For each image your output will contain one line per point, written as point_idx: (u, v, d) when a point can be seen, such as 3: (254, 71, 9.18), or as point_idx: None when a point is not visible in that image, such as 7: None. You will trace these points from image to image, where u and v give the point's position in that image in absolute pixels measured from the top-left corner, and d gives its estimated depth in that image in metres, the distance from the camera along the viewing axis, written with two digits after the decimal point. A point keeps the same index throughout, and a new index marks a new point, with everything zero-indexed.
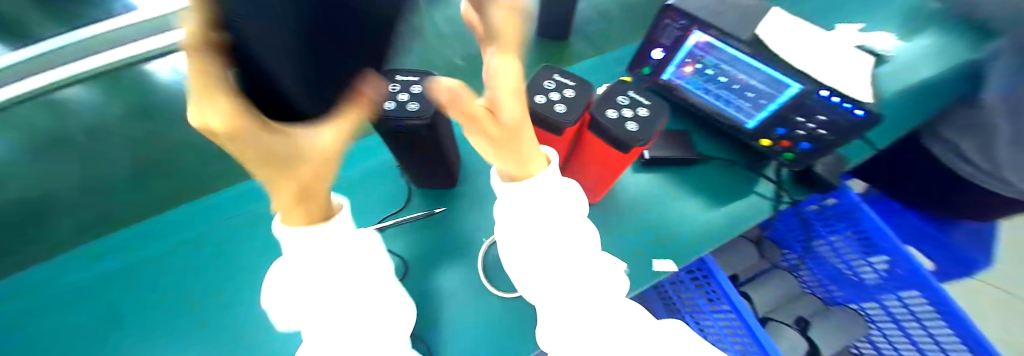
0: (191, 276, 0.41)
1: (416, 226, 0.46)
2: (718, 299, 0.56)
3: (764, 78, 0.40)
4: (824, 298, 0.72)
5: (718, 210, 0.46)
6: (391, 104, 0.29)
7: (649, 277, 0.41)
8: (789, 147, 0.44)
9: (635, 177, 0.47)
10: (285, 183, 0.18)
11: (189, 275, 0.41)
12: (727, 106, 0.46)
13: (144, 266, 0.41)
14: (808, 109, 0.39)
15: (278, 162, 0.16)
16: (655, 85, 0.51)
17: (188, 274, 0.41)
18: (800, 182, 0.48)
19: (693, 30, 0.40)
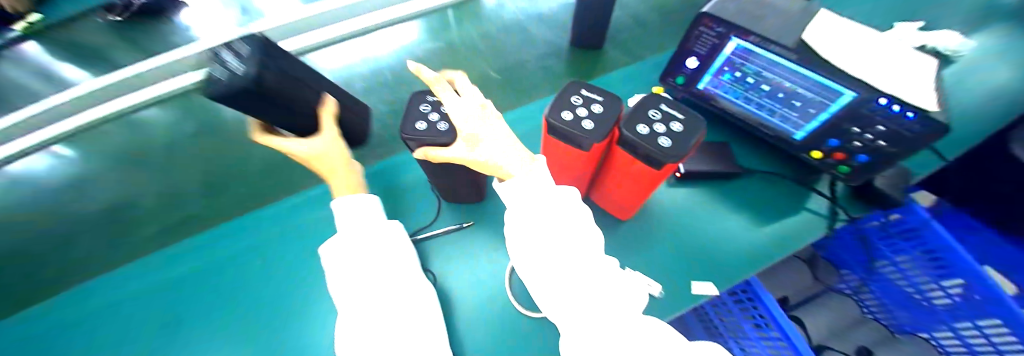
0: (242, 277, 0.46)
1: (445, 242, 0.46)
2: (766, 325, 0.52)
3: (812, 85, 0.37)
4: (890, 325, 0.64)
5: (764, 227, 0.43)
6: (421, 125, 0.29)
7: (686, 300, 0.38)
8: (843, 159, 0.41)
9: (669, 192, 0.45)
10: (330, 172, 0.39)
11: (241, 276, 0.46)
12: (772, 116, 0.43)
13: (204, 266, 0.46)
14: (865, 118, 0.35)
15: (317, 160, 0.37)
16: (691, 95, 0.49)
17: (239, 275, 0.46)
18: (858, 198, 0.44)
19: (731, 38, 0.38)
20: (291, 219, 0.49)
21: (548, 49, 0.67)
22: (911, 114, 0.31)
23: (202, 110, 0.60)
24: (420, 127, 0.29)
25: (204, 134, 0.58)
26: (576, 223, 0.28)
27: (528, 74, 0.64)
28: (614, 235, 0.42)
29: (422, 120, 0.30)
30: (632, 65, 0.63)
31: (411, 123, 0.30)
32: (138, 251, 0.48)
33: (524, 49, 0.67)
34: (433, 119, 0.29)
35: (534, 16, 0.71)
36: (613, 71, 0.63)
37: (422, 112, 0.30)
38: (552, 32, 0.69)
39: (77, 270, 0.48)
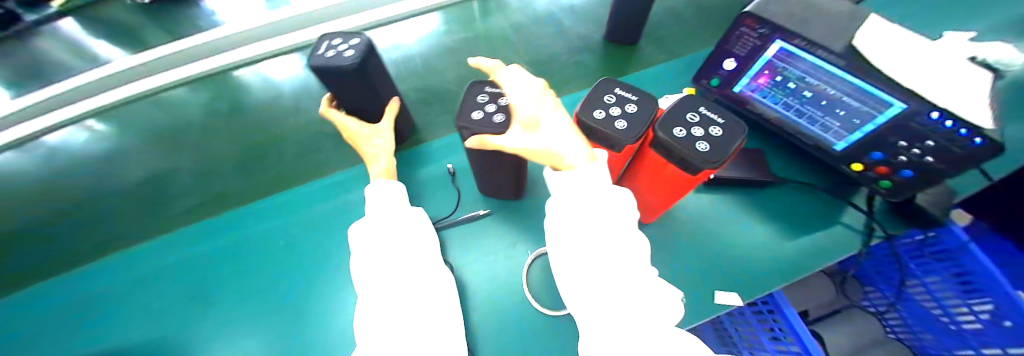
0: (259, 251, 0.46)
1: (467, 235, 0.46)
2: (785, 338, 0.50)
3: (859, 93, 0.35)
4: (913, 346, 0.60)
5: (796, 239, 0.41)
6: (478, 114, 0.30)
7: (710, 309, 0.37)
8: (886, 174, 0.39)
9: (696, 198, 0.44)
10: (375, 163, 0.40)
11: (258, 251, 0.46)
12: (812, 124, 0.42)
13: (226, 240, 0.47)
14: (914, 132, 0.33)
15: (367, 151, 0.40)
16: (725, 98, 0.47)
17: (257, 250, 0.46)
18: (897, 216, 0.42)
19: (775, 40, 0.36)
20: (311, 204, 0.49)
21: (581, 43, 0.66)
22: (964, 131, 0.30)
23: (240, 89, 0.61)
24: (477, 117, 0.29)
25: (240, 113, 0.59)
26: (607, 224, 0.27)
27: (560, 68, 0.63)
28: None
29: (478, 109, 0.30)
30: (668, 62, 0.61)
31: (468, 112, 0.30)
32: (174, 222, 0.50)
33: (557, 43, 0.66)
34: (489, 108, 0.30)
35: (569, 9, 0.70)
36: (645, 68, 0.62)
37: (479, 101, 0.30)
38: (586, 26, 0.68)
39: (118, 236, 0.50)
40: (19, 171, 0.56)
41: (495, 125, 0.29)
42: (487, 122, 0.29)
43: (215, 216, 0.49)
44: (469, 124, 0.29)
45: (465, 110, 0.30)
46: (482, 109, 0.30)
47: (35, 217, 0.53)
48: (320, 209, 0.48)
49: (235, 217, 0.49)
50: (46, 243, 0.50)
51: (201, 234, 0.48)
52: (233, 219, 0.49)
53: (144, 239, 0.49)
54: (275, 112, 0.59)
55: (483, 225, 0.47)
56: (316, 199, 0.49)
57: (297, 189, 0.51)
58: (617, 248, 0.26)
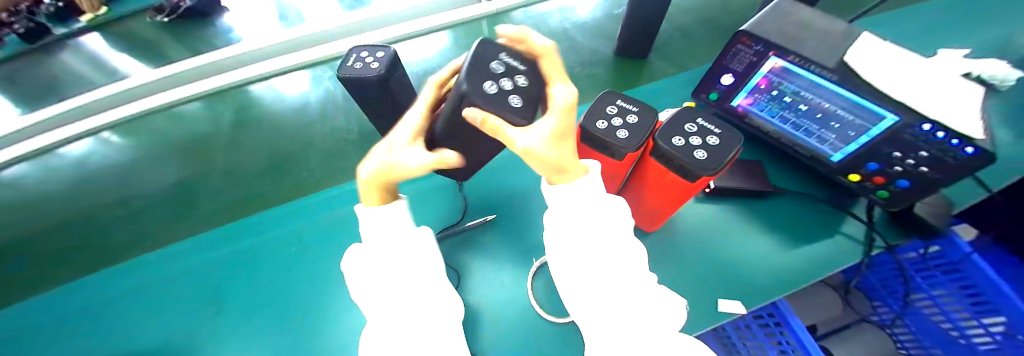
0: (269, 257, 0.47)
1: (475, 243, 0.47)
2: (793, 352, 0.51)
3: (852, 106, 0.36)
4: None
5: (796, 249, 0.42)
6: (492, 89, 0.24)
7: (713, 316, 0.38)
8: (883, 184, 0.40)
9: (697, 207, 0.45)
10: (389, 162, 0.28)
11: (268, 257, 0.47)
12: (809, 136, 0.43)
13: (238, 246, 0.49)
14: (907, 143, 0.35)
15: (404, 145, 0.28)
16: (724, 112, 0.49)
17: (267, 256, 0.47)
18: (895, 225, 0.43)
19: (770, 57, 0.38)
20: (322, 212, 0.50)
21: (591, 58, 0.68)
22: (955, 142, 0.31)
23: (266, 99, 0.64)
24: (491, 92, 0.24)
25: (266, 122, 0.62)
26: (607, 231, 0.28)
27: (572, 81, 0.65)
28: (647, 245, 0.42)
29: (493, 80, 0.24)
30: (669, 78, 0.63)
31: (479, 80, 0.24)
32: (200, 225, 0.52)
33: (567, 57, 0.68)
34: (505, 84, 0.24)
35: (580, 25, 0.73)
36: (647, 83, 0.64)
37: (496, 83, 0.23)
38: (596, 42, 0.70)
39: (145, 238, 0.52)
40: (53, 174, 0.59)
41: (513, 109, 0.23)
42: (504, 104, 0.23)
43: (238, 220, 0.51)
44: (485, 99, 0.23)
45: (477, 76, 0.24)
46: (502, 82, 0.24)
47: (65, 218, 0.55)
48: (330, 217, 0.50)
49: (246, 224, 0.50)
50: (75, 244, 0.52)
51: (212, 243, 0.49)
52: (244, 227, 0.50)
53: (168, 241, 0.51)
54: (299, 121, 0.62)
55: (494, 232, 0.48)
56: (326, 207, 0.50)
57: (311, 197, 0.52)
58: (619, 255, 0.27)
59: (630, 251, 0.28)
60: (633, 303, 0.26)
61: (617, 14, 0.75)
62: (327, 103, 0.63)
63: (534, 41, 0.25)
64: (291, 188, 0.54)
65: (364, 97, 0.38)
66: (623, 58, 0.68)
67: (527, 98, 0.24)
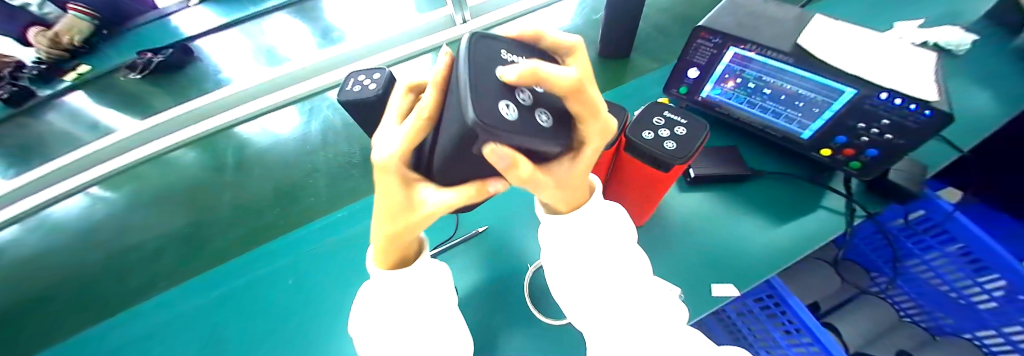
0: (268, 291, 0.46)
1: (469, 256, 0.46)
2: (797, 331, 0.50)
3: (814, 86, 0.38)
4: (930, 327, 0.62)
5: (783, 228, 0.43)
6: (512, 111, 0.13)
7: (710, 301, 0.38)
8: (853, 155, 0.41)
9: (682, 197, 0.46)
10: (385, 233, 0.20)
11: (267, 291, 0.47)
12: (777, 118, 0.45)
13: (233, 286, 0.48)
14: (869, 114, 0.36)
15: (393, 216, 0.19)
16: (695, 104, 0.51)
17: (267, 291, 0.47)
18: (872, 193, 0.45)
19: (730, 47, 0.40)
20: (317, 240, 0.50)
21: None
22: (913, 106, 0.33)
23: (261, 134, 0.65)
24: (513, 116, 0.13)
25: (265, 156, 0.63)
26: (609, 220, 0.27)
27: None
28: (647, 238, 0.43)
29: (507, 94, 0.14)
30: (644, 76, 0.66)
31: (486, 95, 0.13)
32: (205, 266, 0.52)
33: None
34: (523, 98, 0.15)
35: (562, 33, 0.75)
36: (623, 84, 0.66)
37: (507, 113, 0.13)
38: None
39: (150, 284, 0.51)
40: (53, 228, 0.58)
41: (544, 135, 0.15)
42: (531, 130, 0.14)
43: (241, 256, 0.51)
44: (507, 131, 0.13)
45: (483, 86, 0.13)
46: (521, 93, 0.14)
47: (55, 279, 0.53)
48: (324, 246, 0.49)
49: (241, 264, 0.50)
50: (76, 298, 0.51)
51: (205, 287, 0.48)
52: (240, 267, 0.50)
53: (171, 286, 0.50)
54: (300, 151, 0.63)
55: (484, 244, 0.47)
56: (320, 236, 0.50)
57: (312, 224, 0.52)
58: (617, 252, 0.26)
59: (629, 250, 0.27)
60: (629, 294, 0.25)
61: (595, 20, 0.77)
62: (325, 131, 0.65)
63: (557, 77, 0.13)
64: (290, 219, 0.55)
65: (365, 117, 0.39)
66: (604, 61, 0.70)
67: (556, 115, 0.16)
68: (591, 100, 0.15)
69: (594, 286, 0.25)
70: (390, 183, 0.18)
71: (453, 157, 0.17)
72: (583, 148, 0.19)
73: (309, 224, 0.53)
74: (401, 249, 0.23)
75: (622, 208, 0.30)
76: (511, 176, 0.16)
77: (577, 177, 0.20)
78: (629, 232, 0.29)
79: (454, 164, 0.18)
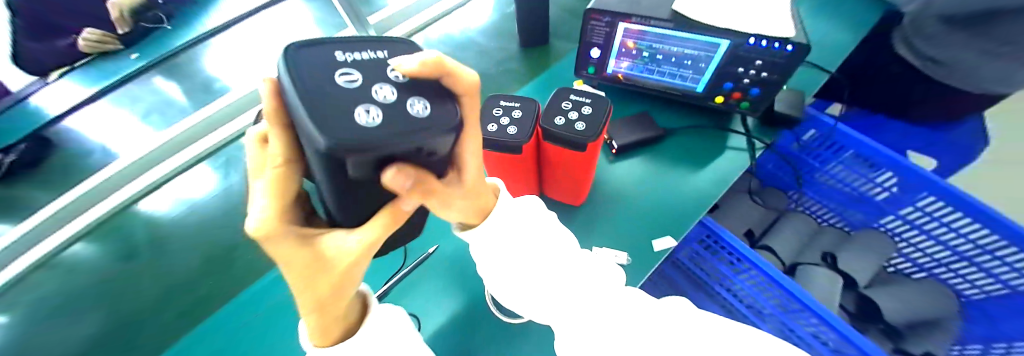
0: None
1: (430, 276, 0.45)
2: (737, 260, 0.56)
3: (696, 44, 0.42)
4: (844, 225, 0.72)
5: (702, 174, 0.47)
6: (377, 116, 0.12)
7: (653, 257, 0.41)
8: (741, 97, 0.47)
9: (613, 167, 0.49)
10: (308, 298, 0.19)
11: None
12: (674, 78, 0.49)
13: None
14: (744, 58, 0.42)
15: (310, 274, 0.18)
16: (606, 80, 0.54)
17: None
18: (765, 125, 0.51)
19: (619, 23, 0.43)
20: (268, 298, 0.46)
21: (502, 56, 0.71)
22: (778, 44, 0.38)
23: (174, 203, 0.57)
24: (380, 121, 0.12)
25: (179, 226, 0.55)
26: (532, 215, 0.28)
27: (493, 82, 0.68)
28: (590, 212, 0.45)
29: (366, 99, 0.13)
30: (563, 59, 0.68)
31: (336, 112, 0.12)
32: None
33: (480, 62, 0.71)
34: (384, 96, 0.13)
35: (482, 29, 0.75)
36: (545, 70, 0.68)
37: (372, 119, 0.12)
38: (500, 41, 0.74)
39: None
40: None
41: (430, 126, 0.14)
42: (410, 122, 0.13)
43: (180, 341, 0.45)
44: (376, 138, 0.12)
45: (332, 102, 0.12)
46: (386, 97, 0.13)
47: None
48: (274, 303, 0.45)
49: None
50: None
51: None
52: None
53: None
54: (227, 210, 0.56)
55: (441, 260, 0.46)
56: (272, 292, 0.46)
57: (255, 285, 0.47)
58: (545, 234, 0.27)
59: (554, 231, 0.29)
60: (565, 273, 0.26)
61: (509, 11, 0.78)
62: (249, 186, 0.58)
63: (463, 70, 0.16)
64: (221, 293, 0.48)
65: None
66: (524, 52, 0.72)
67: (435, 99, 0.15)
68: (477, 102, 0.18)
69: (533, 275, 0.26)
70: (282, 239, 0.17)
71: (340, 193, 0.16)
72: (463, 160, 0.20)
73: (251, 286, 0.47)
74: (341, 317, 0.21)
75: (539, 199, 0.31)
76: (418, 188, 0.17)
77: (475, 186, 0.22)
78: (548, 215, 0.30)
79: (348, 199, 0.17)
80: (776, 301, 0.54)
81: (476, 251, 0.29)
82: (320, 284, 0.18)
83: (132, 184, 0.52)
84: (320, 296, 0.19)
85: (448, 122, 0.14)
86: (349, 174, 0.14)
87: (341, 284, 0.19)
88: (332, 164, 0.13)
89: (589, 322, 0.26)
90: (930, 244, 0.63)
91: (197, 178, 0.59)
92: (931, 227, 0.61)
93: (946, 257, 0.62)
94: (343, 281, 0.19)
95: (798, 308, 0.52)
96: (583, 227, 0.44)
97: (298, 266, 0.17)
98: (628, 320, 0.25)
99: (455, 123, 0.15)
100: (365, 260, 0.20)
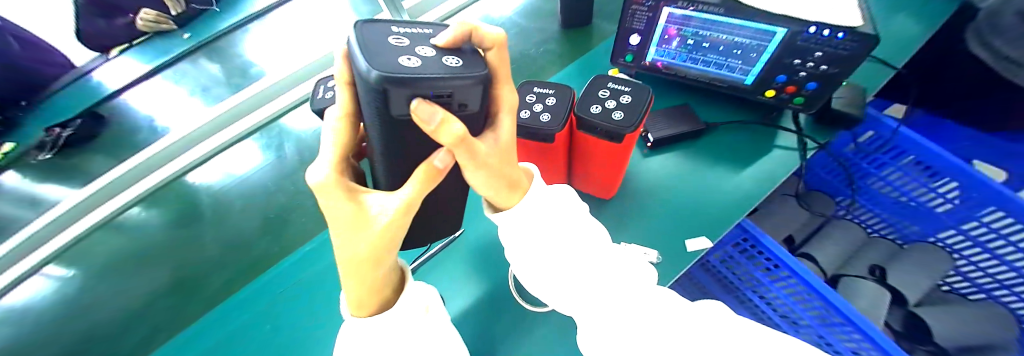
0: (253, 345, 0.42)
1: (455, 260, 0.45)
2: (775, 267, 0.52)
3: (747, 32, 0.39)
4: (897, 238, 0.66)
5: (744, 173, 0.44)
6: (416, 60, 0.12)
7: (686, 258, 0.39)
8: (795, 91, 0.43)
9: (647, 161, 0.47)
10: (354, 257, 0.18)
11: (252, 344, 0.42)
12: (721, 68, 0.46)
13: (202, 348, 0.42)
14: (802, 49, 0.38)
15: (355, 230, 0.17)
16: (644, 69, 0.51)
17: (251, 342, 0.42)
18: (819, 123, 0.47)
19: (664, 8, 0.40)
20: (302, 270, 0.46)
21: (543, 35, 0.70)
22: (841, 35, 0.34)
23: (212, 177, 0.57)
24: (418, 64, 0.11)
25: (216, 198, 0.56)
26: (565, 206, 0.27)
27: (533, 62, 0.66)
28: (625, 203, 0.44)
29: (407, 52, 0.12)
30: (600, 46, 0.65)
31: (381, 55, 0.11)
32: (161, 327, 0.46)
33: (520, 42, 0.69)
34: (424, 52, 0.13)
35: (523, 9, 0.73)
36: (578, 57, 0.65)
37: (409, 65, 0.11)
38: (540, 21, 0.71)
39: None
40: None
41: (462, 70, 0.12)
42: (442, 70, 0.12)
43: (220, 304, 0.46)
44: (413, 75, 0.11)
45: (377, 53, 0.12)
46: (425, 49, 0.13)
47: None
48: (304, 281, 0.45)
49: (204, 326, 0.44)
50: None
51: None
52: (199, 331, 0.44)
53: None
54: (275, 179, 0.57)
55: (465, 245, 0.46)
56: (306, 265, 0.47)
57: (285, 262, 0.47)
58: (581, 227, 0.26)
59: (587, 225, 0.27)
60: (596, 269, 0.25)
61: None
62: (285, 165, 0.58)
63: (483, 30, 0.14)
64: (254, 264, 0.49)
65: None
66: (559, 37, 0.69)
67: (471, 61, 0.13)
68: (506, 61, 0.17)
69: (561, 268, 0.25)
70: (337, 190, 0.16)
71: (391, 139, 0.15)
72: (501, 119, 0.18)
73: (281, 263, 0.47)
74: (383, 284, 0.20)
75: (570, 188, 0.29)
76: (458, 142, 0.14)
77: (513, 154, 0.20)
78: (579, 207, 0.29)
79: (398, 146, 0.16)
80: (815, 313, 0.51)
81: (507, 240, 0.28)
82: (360, 242, 0.17)
83: (183, 156, 0.54)
84: (364, 256, 0.18)
85: (481, 71, 0.13)
86: (393, 112, 0.13)
87: (377, 253, 0.18)
88: (377, 104, 0.12)
89: (620, 324, 0.24)
90: (994, 265, 0.57)
91: (242, 155, 0.59)
92: (998, 245, 0.55)
93: (1014, 280, 0.55)
94: (381, 249, 0.18)
95: (839, 322, 0.48)
96: (617, 219, 0.43)
97: (346, 219, 0.17)
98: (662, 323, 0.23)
99: (485, 73, 0.13)
100: (404, 227, 0.18)
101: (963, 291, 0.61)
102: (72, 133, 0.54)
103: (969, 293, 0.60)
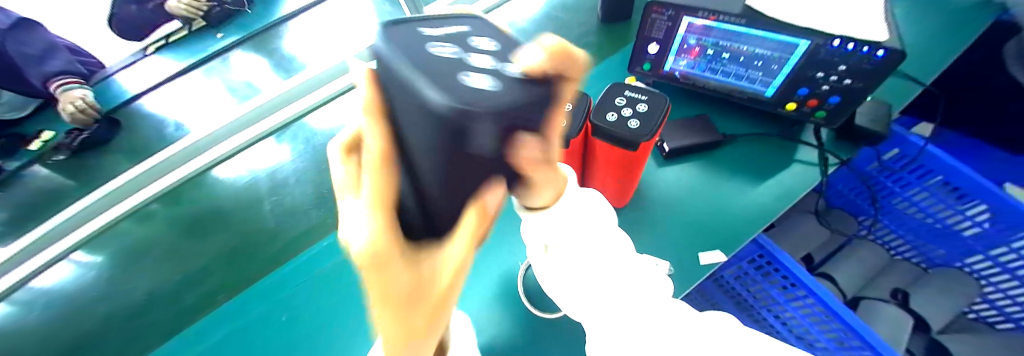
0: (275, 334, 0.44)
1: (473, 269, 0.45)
2: (791, 286, 0.51)
3: (768, 44, 0.38)
4: (922, 262, 0.63)
5: (762, 187, 0.44)
6: (485, 77, 0.08)
7: (699, 271, 0.38)
8: (817, 105, 0.42)
9: (661, 172, 0.46)
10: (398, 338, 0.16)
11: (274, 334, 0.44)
12: (739, 80, 0.45)
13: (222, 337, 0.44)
14: (825, 63, 0.37)
15: (409, 307, 0.15)
16: (662, 78, 0.51)
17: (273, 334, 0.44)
18: (843, 139, 0.46)
19: (683, 18, 0.40)
20: (320, 264, 0.48)
21: (571, 34, 0.70)
22: (867, 49, 0.34)
23: (245, 161, 0.59)
24: (492, 84, 0.08)
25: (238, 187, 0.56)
26: (591, 213, 0.26)
27: None
28: (641, 210, 0.43)
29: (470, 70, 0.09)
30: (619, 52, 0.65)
31: (442, 80, 0.08)
32: (190, 305, 0.47)
33: None
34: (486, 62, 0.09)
35: (558, 3, 0.73)
36: (597, 63, 0.65)
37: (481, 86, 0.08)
38: (567, 21, 0.71)
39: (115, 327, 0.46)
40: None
41: (550, 86, 0.09)
42: (528, 87, 0.08)
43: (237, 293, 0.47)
44: (498, 99, 0.08)
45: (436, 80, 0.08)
46: (483, 59, 0.10)
47: None
48: (322, 273, 0.48)
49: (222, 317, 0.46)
50: None
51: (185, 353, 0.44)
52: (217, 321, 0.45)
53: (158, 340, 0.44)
54: (292, 175, 0.57)
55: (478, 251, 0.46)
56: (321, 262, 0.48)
57: (301, 256, 0.50)
58: (601, 241, 0.26)
59: (608, 237, 0.27)
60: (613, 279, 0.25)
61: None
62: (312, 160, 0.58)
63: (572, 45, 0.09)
64: (267, 259, 0.50)
65: None
66: (579, 40, 0.69)
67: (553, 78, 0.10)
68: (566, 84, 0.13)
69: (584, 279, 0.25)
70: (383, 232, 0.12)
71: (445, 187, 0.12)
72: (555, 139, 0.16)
73: (295, 258, 0.50)
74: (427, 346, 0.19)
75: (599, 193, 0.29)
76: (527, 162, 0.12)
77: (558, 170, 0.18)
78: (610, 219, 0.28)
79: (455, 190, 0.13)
80: (832, 336, 0.49)
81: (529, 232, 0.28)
82: (411, 322, 0.16)
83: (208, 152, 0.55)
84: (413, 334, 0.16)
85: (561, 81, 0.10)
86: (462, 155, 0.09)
87: (441, 301, 0.17)
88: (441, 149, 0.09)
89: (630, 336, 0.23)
90: None
91: (265, 150, 0.60)
92: None
93: None
94: (434, 312, 0.17)
95: (858, 346, 0.46)
96: (629, 228, 0.42)
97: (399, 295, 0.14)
98: (673, 334, 0.22)
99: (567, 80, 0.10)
100: (463, 271, 0.18)
101: (990, 319, 0.58)
102: (86, 137, 0.54)
103: (995, 322, 0.58)
